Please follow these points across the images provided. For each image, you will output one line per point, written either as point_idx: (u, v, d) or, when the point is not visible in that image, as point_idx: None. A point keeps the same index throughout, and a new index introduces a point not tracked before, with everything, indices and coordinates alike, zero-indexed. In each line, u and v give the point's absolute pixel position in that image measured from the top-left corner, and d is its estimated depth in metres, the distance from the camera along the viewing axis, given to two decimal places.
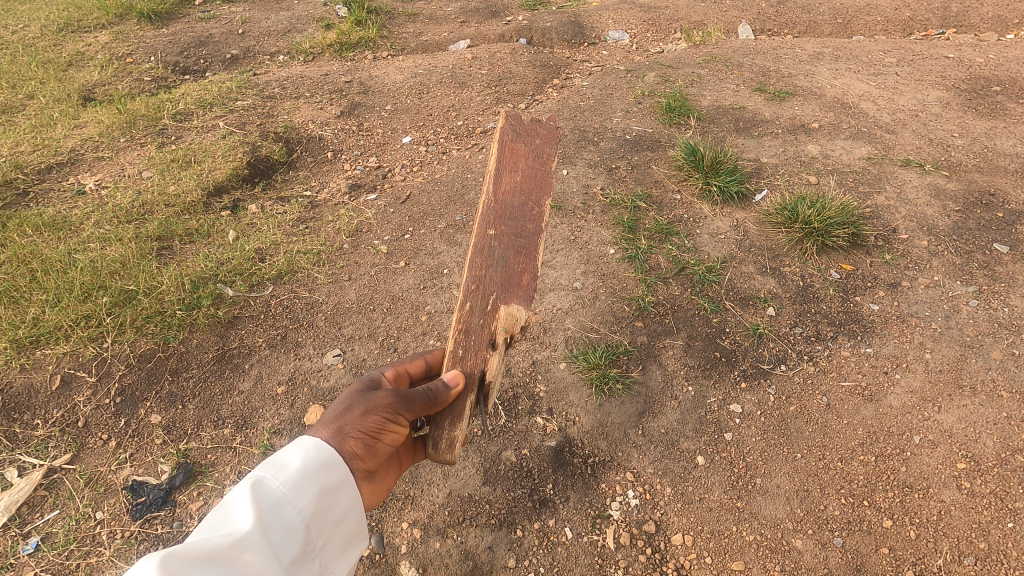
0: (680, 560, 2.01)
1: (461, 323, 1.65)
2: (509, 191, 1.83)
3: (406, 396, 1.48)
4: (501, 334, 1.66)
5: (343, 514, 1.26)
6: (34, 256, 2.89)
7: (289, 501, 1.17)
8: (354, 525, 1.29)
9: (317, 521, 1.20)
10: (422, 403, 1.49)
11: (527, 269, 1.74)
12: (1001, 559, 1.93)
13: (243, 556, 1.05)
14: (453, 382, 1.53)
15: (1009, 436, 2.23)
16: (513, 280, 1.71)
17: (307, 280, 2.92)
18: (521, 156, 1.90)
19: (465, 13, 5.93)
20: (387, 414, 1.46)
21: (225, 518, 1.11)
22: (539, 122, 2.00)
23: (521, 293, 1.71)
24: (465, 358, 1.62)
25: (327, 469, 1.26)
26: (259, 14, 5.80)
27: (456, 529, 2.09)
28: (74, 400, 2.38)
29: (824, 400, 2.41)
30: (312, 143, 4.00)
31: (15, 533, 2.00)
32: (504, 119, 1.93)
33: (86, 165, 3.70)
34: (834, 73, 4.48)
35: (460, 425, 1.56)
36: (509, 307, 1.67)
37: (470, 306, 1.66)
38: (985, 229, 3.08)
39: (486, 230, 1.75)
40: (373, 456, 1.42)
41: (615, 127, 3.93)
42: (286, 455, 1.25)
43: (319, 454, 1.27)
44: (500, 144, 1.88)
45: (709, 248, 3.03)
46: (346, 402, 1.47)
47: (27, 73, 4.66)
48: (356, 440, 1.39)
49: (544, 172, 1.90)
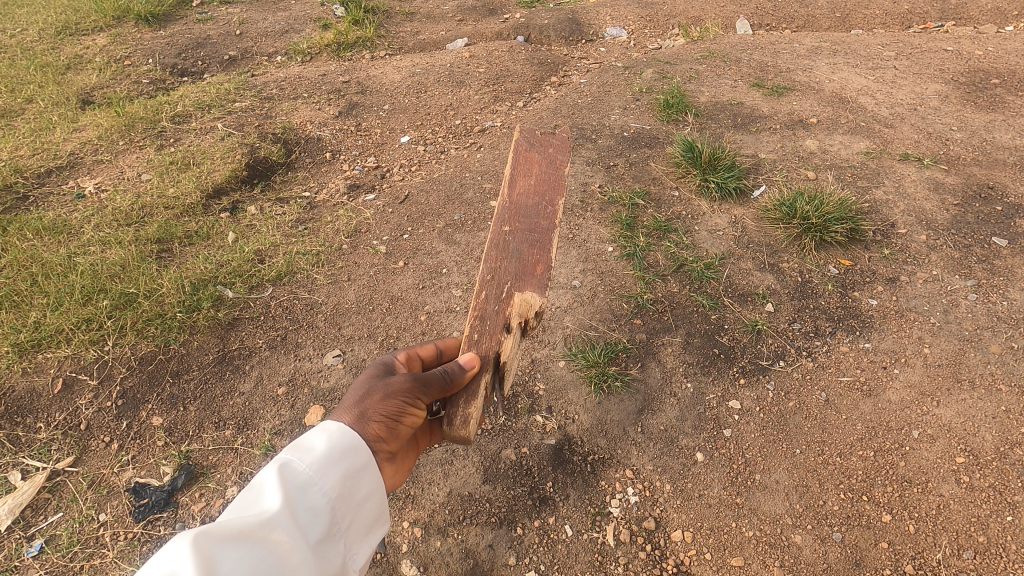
0: (680, 556, 2.03)
1: (477, 309, 1.69)
2: (523, 193, 1.92)
3: (423, 379, 1.50)
4: (516, 319, 1.68)
5: (367, 497, 1.27)
6: (33, 260, 2.90)
7: (315, 483, 1.18)
8: (376, 508, 1.30)
9: (342, 503, 1.21)
10: (439, 386, 1.51)
11: (541, 260, 1.78)
12: (1001, 553, 1.93)
13: (271, 535, 1.06)
14: (468, 364, 1.55)
15: (1008, 430, 2.24)
16: (527, 270, 1.76)
17: (307, 281, 2.93)
18: (535, 164, 1.99)
19: (462, 11, 5.92)
20: (406, 398, 1.47)
21: (254, 500, 1.11)
22: (553, 134, 2.07)
23: (536, 281, 1.75)
24: (480, 341, 1.64)
25: (351, 453, 1.27)
26: (257, 15, 5.81)
27: (456, 528, 2.10)
28: (76, 403, 2.39)
29: (823, 395, 2.41)
30: (311, 143, 4.00)
31: (19, 536, 2.01)
32: (519, 132, 2.04)
33: (86, 169, 3.71)
34: (833, 67, 4.47)
35: (475, 403, 1.55)
36: (524, 294, 1.72)
37: (487, 293, 1.72)
38: (984, 222, 3.08)
39: (501, 227, 1.83)
40: (396, 438, 1.45)
41: (613, 125, 3.93)
42: (311, 438, 1.26)
43: (343, 439, 1.28)
44: (515, 153, 1.99)
45: (707, 244, 3.03)
46: (365, 388, 1.48)
47: (26, 77, 4.67)
48: (379, 424, 1.42)
49: (558, 176, 1.97)
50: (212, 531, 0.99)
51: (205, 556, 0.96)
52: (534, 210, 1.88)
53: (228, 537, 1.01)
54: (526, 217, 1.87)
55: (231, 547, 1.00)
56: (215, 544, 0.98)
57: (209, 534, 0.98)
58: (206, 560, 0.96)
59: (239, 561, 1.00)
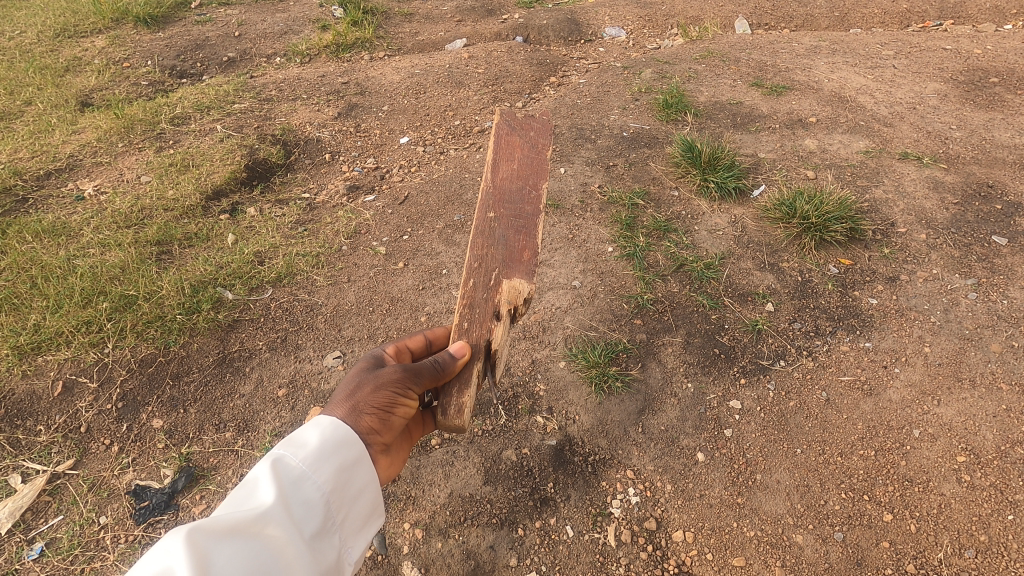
0: (681, 556, 2.03)
1: (467, 298, 1.73)
2: (506, 178, 1.98)
3: (414, 370, 1.52)
4: (505, 307, 1.72)
5: (361, 490, 1.27)
6: (33, 263, 2.89)
7: (309, 477, 1.18)
8: (372, 501, 1.30)
9: (336, 496, 1.21)
10: (431, 375, 1.53)
11: (527, 246, 1.83)
12: (1002, 552, 1.94)
13: (266, 530, 1.06)
14: (459, 353, 1.59)
15: (1009, 428, 2.24)
16: (514, 256, 1.81)
17: (306, 282, 2.93)
18: (517, 147, 2.06)
19: (460, 11, 5.91)
20: (397, 388, 1.49)
21: (247, 495, 1.11)
22: (534, 118, 2.16)
23: (523, 267, 1.79)
24: (470, 330, 1.68)
25: (344, 446, 1.27)
26: (256, 16, 5.81)
27: (457, 529, 2.08)
28: (76, 405, 2.39)
29: (824, 394, 2.41)
30: (310, 144, 4.01)
31: (20, 539, 2.01)
32: (499, 117, 2.11)
33: (85, 171, 3.71)
34: (831, 66, 4.48)
35: (468, 391, 1.59)
36: (512, 281, 1.75)
37: (475, 282, 1.76)
38: (984, 221, 3.08)
39: (486, 213, 1.88)
40: (389, 429, 1.45)
41: (612, 124, 3.94)
42: (304, 434, 1.25)
43: (336, 433, 1.28)
44: (496, 138, 2.05)
45: (707, 244, 3.03)
46: (356, 382, 1.49)
47: (25, 80, 4.66)
48: (372, 415, 1.42)
49: (540, 159, 2.03)
50: (205, 526, 0.99)
51: (199, 551, 0.96)
52: (519, 195, 1.93)
53: (223, 531, 1.01)
54: (511, 203, 1.92)
55: (225, 542, 1.00)
56: (209, 539, 0.98)
57: (203, 530, 0.98)
58: (200, 556, 0.96)
59: (234, 555, 1.00)
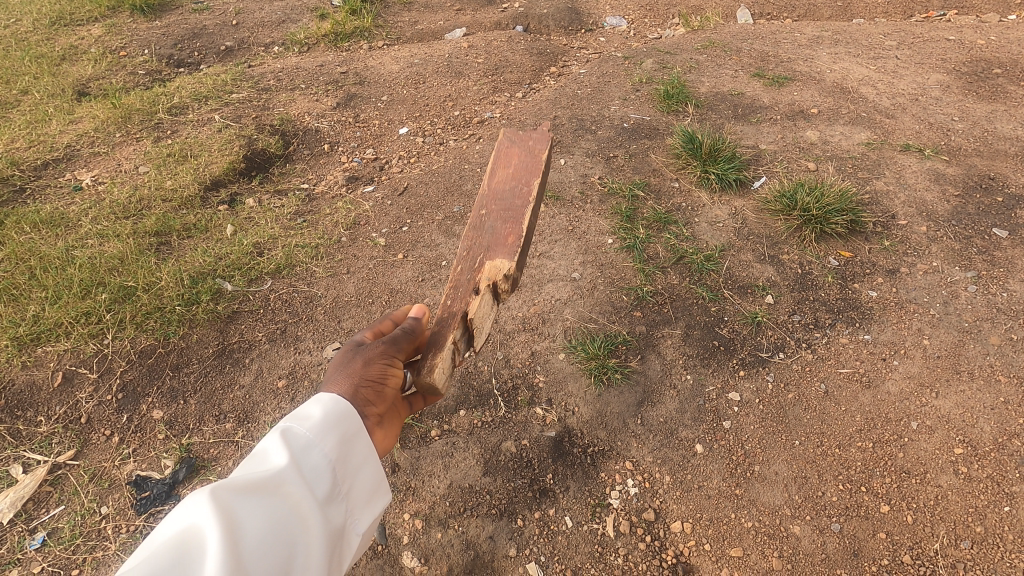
0: (679, 547, 2.05)
1: (454, 283, 1.87)
2: (501, 181, 2.06)
3: (391, 340, 1.57)
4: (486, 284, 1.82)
5: (365, 462, 1.27)
6: (32, 254, 2.88)
7: (315, 450, 1.18)
8: (376, 474, 1.30)
9: (342, 467, 1.21)
10: (406, 341, 1.59)
11: (513, 233, 1.93)
12: (997, 543, 1.97)
13: (277, 499, 1.08)
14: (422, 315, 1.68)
15: (1007, 421, 2.25)
16: (500, 245, 1.91)
17: (306, 274, 2.92)
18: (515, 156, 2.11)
19: (460, 0, 5.85)
20: (383, 360, 1.52)
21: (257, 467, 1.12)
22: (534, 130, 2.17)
23: (507, 251, 1.89)
24: (452, 306, 1.78)
25: (347, 419, 1.26)
26: (253, 4, 5.75)
27: (457, 520, 2.09)
28: (76, 396, 2.39)
29: (822, 386, 2.42)
30: (308, 135, 3.98)
31: (21, 529, 2.02)
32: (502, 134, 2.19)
33: (83, 161, 3.69)
34: (834, 57, 4.44)
35: (444, 352, 1.65)
36: (494, 262, 1.87)
37: (463, 270, 1.89)
38: (984, 213, 3.07)
39: (479, 212, 1.99)
40: (383, 400, 1.47)
41: (612, 115, 3.91)
42: (307, 407, 1.25)
43: (338, 407, 1.27)
44: (495, 151, 2.14)
45: (707, 236, 3.03)
46: (340, 365, 1.51)
47: (21, 69, 4.62)
48: (365, 387, 1.44)
49: (537, 163, 2.07)
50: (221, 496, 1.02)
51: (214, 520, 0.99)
52: (511, 193, 2.00)
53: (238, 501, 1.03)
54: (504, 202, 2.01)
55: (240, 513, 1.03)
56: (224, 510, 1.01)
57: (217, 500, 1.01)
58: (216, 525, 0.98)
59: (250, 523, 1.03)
